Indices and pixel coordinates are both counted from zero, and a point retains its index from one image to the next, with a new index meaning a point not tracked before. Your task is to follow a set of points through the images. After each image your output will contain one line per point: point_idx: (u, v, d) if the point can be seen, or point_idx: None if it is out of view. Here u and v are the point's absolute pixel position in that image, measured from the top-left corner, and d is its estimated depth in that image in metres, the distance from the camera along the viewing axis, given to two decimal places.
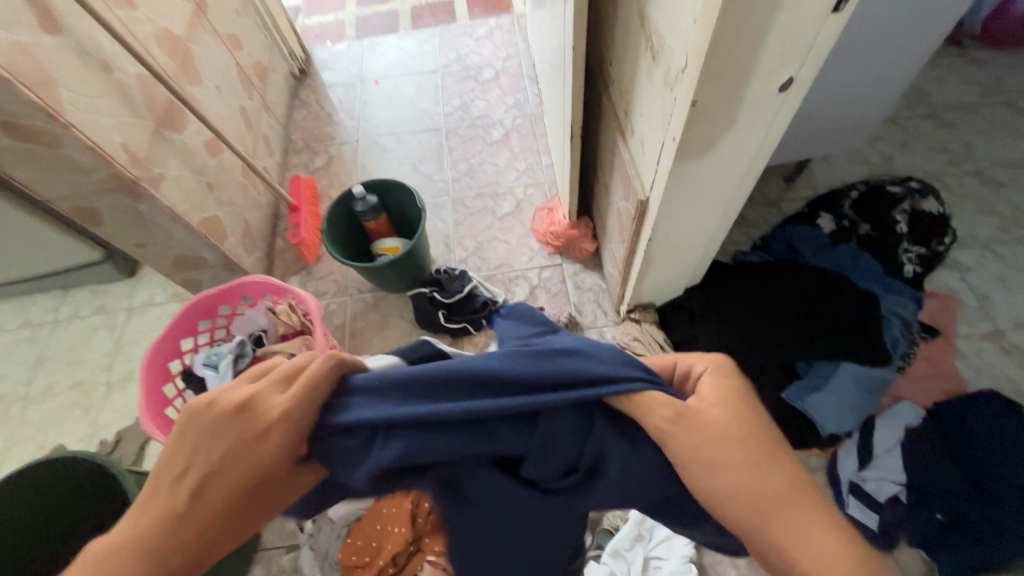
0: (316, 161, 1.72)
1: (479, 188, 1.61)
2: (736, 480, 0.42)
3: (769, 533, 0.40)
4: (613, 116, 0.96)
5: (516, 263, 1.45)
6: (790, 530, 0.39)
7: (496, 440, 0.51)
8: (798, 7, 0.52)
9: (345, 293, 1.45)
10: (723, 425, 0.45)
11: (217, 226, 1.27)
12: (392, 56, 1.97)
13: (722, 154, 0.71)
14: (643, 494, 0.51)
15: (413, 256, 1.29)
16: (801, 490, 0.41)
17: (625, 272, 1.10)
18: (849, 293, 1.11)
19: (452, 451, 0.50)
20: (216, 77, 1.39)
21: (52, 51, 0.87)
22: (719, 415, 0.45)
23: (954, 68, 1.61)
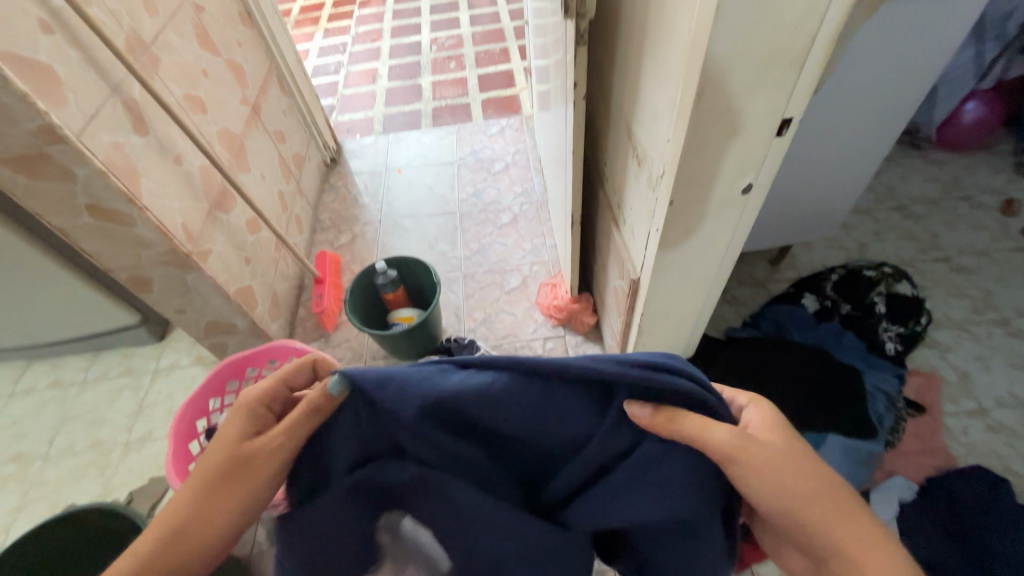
0: (341, 238, 1.88)
1: (488, 265, 1.75)
2: (774, 484, 0.49)
3: (804, 526, 0.48)
4: (608, 207, 1.11)
5: (522, 334, 1.55)
6: (818, 522, 0.47)
7: (562, 403, 0.53)
8: (747, 132, 0.66)
9: (360, 360, 1.54)
10: (769, 442, 0.51)
11: (250, 295, 1.40)
12: (414, 148, 2.22)
13: (700, 242, 0.83)
14: (667, 499, 0.52)
15: (427, 325, 1.40)
16: (831, 494, 0.48)
17: (623, 344, 1.20)
18: (831, 367, 1.18)
19: (524, 400, 0.52)
20: (263, 166, 1.59)
21: (140, 149, 1.05)
22: (773, 439, 0.52)
23: (915, 168, 1.81)
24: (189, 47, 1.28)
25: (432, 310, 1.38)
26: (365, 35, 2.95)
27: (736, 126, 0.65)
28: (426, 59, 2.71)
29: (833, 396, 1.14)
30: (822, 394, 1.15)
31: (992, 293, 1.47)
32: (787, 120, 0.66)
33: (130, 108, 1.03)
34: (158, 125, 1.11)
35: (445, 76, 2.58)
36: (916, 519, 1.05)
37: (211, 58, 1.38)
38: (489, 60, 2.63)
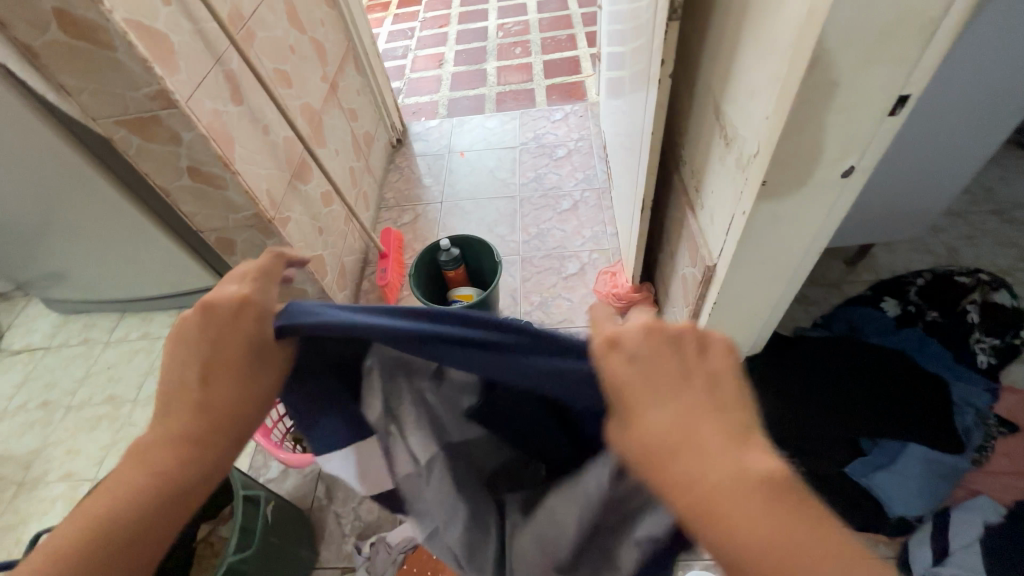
0: (404, 217, 1.93)
1: (547, 250, 1.74)
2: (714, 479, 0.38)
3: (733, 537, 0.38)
4: (683, 192, 1.08)
5: (578, 320, 1.55)
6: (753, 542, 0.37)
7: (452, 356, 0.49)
8: (859, 109, 0.63)
9: None
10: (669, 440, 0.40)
11: (321, 265, 1.46)
12: (477, 132, 2.24)
13: (788, 228, 0.80)
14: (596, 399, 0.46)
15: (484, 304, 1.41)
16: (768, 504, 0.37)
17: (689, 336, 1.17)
18: (915, 375, 1.11)
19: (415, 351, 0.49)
20: (337, 142, 1.65)
21: (236, 117, 1.12)
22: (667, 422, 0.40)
23: (1020, 169, 1.65)
24: (281, 23, 1.35)
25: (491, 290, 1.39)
26: (434, 21, 3.00)
27: (847, 102, 0.62)
28: (492, 45, 2.72)
29: (916, 405, 1.07)
30: (904, 402, 1.08)
31: None
32: (904, 97, 0.62)
33: (229, 78, 1.09)
34: (252, 96, 1.17)
35: (511, 61, 2.59)
36: (1002, 542, 0.96)
37: (298, 35, 1.44)
38: (555, 46, 2.61)
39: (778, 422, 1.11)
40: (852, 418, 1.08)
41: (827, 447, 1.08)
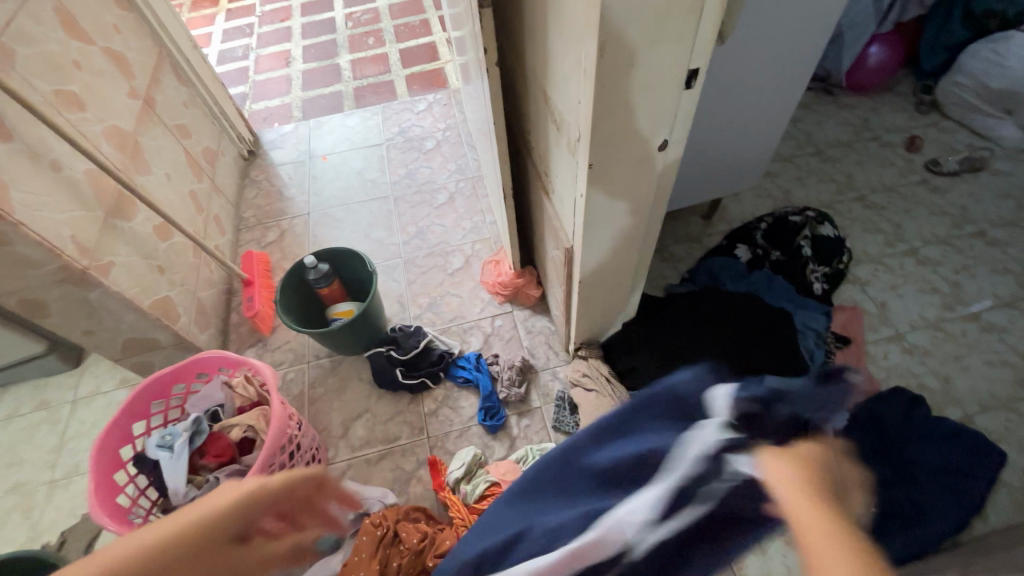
0: (269, 236, 1.77)
1: (428, 248, 1.69)
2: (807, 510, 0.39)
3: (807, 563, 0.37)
4: (537, 177, 1.09)
5: (469, 314, 1.52)
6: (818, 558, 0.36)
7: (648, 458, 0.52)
8: (655, 86, 0.65)
9: (302, 361, 1.46)
10: (809, 492, 0.40)
11: (169, 307, 1.29)
12: (338, 133, 2.10)
13: (625, 201, 0.83)
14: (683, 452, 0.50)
15: (367, 318, 1.35)
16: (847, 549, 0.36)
17: (568, 313, 1.20)
18: (764, 313, 1.22)
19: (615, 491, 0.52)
20: (166, 165, 1.45)
21: (4, 156, 0.93)
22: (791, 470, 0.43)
23: (829, 113, 1.89)
24: (54, 36, 1.14)
25: (371, 305, 1.32)
26: (273, 14, 2.73)
27: (642, 81, 0.64)
28: (342, 37, 2.55)
29: (767, 341, 1.17)
30: (757, 340, 1.17)
31: (901, 226, 1.58)
32: (693, 71, 0.65)
33: None
34: (24, 128, 0.98)
35: (365, 53, 2.44)
36: None
37: (84, 47, 1.22)
38: (409, 33, 2.51)
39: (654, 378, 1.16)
40: (717, 362, 1.14)
41: None
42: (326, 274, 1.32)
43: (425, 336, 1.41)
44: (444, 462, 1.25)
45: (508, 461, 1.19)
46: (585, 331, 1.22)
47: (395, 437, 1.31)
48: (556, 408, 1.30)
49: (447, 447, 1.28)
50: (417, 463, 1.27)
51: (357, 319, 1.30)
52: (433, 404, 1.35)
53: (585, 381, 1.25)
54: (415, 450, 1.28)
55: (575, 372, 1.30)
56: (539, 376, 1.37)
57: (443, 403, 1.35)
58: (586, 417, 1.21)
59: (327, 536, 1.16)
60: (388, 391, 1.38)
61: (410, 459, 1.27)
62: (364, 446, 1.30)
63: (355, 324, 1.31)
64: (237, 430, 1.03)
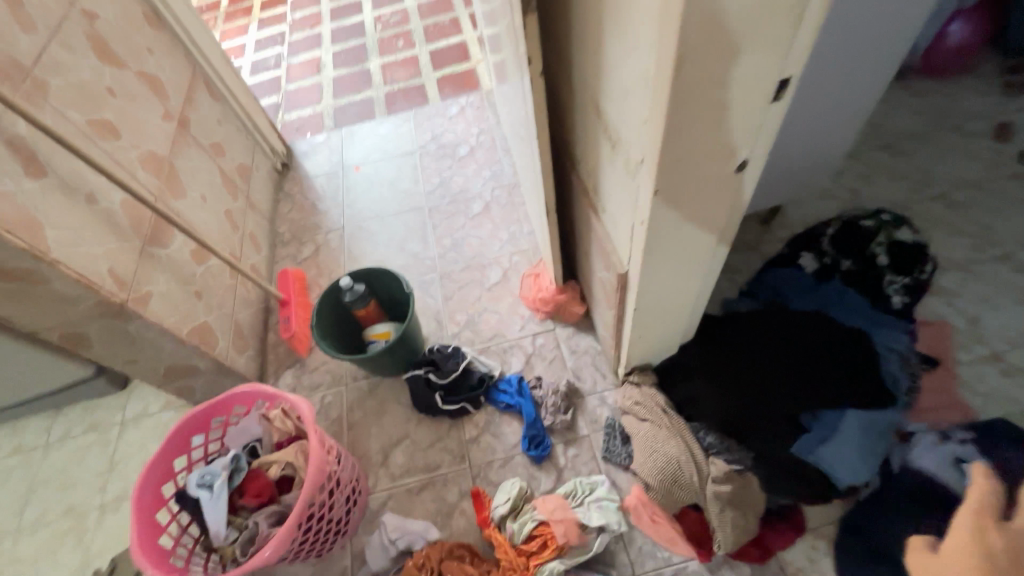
0: (304, 252, 1.75)
1: (465, 262, 1.62)
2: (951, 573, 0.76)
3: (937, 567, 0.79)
4: (584, 194, 1.00)
5: (509, 333, 1.45)
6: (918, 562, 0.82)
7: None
8: (736, 101, 0.55)
9: (340, 382, 1.43)
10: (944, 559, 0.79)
11: (207, 333, 1.27)
12: (370, 142, 2.06)
13: (692, 226, 0.73)
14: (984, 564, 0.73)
15: (404, 341, 1.29)
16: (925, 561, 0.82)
17: (619, 335, 1.11)
18: (839, 334, 1.08)
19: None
20: (202, 186, 1.43)
21: (38, 193, 0.92)
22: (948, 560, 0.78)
23: (900, 100, 1.70)
24: (85, 62, 1.12)
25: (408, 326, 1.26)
26: (303, 21, 2.71)
27: (723, 98, 0.54)
28: (371, 41, 2.51)
29: (844, 367, 1.04)
30: (833, 366, 1.04)
31: (992, 227, 1.40)
32: (785, 80, 0.54)
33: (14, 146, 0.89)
34: (58, 162, 0.97)
35: (394, 57, 2.39)
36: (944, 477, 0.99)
37: (116, 72, 1.21)
38: (438, 33, 2.44)
39: (717, 410, 1.06)
40: (791, 391, 1.02)
41: (771, 425, 1.02)
42: (362, 296, 1.29)
43: (464, 359, 1.34)
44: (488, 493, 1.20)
45: (555, 496, 1.12)
46: (637, 355, 1.13)
47: (435, 466, 1.25)
48: (605, 436, 1.22)
49: (490, 477, 1.22)
50: (460, 494, 1.21)
51: (394, 343, 1.25)
52: (474, 430, 1.29)
53: (637, 410, 1.16)
54: (456, 480, 1.23)
55: (625, 398, 1.21)
56: (585, 401, 1.29)
57: (484, 429, 1.29)
58: (639, 449, 1.12)
59: (369, 572, 1.12)
60: (427, 416, 1.33)
61: (452, 489, 1.22)
62: (404, 476, 1.25)
63: (393, 348, 1.25)
64: (276, 467, 1.00)
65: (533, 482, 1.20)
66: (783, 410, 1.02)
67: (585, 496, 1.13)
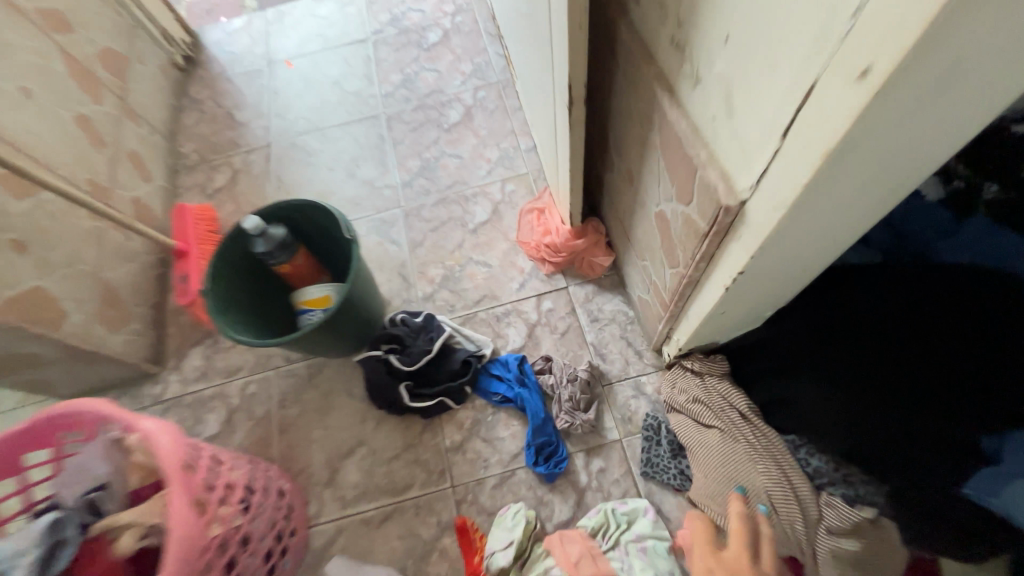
0: (216, 180, 1.26)
1: (440, 192, 1.17)
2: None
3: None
4: (647, 61, 0.55)
5: (503, 293, 1.03)
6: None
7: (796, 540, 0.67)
8: None
9: (268, 366, 1.02)
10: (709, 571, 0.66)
11: (44, 305, 0.83)
12: (306, 26, 1.50)
13: (968, 91, 0.31)
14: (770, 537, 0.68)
15: (348, 306, 0.85)
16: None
17: (685, 303, 0.72)
18: (941, 283, 0.61)
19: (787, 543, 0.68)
20: (22, 74, 0.91)
21: None
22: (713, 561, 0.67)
23: None
24: None
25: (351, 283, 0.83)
26: None
27: None
28: None
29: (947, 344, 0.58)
30: (920, 349, 0.60)
31: None
32: None
33: None
34: None
35: None
36: None
37: None
38: None
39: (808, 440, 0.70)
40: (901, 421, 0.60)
41: (895, 473, 0.61)
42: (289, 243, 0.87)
43: (442, 334, 0.94)
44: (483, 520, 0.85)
45: (583, 538, 0.77)
46: (708, 332, 0.74)
47: (404, 487, 0.89)
48: (643, 445, 0.86)
49: (481, 503, 0.86)
50: (439, 527, 0.86)
51: (333, 309, 0.81)
52: (458, 434, 0.92)
53: (699, 411, 0.80)
54: (433, 508, 0.87)
55: (677, 393, 0.84)
56: (614, 392, 0.91)
57: (471, 432, 0.92)
58: (707, 471, 0.76)
59: None
60: (392, 414, 0.94)
61: (427, 521, 0.86)
62: (360, 502, 0.89)
63: (332, 318, 0.82)
64: (129, 536, 0.60)
65: (542, 510, 0.84)
66: (876, 442, 0.62)
67: (620, 533, 0.79)
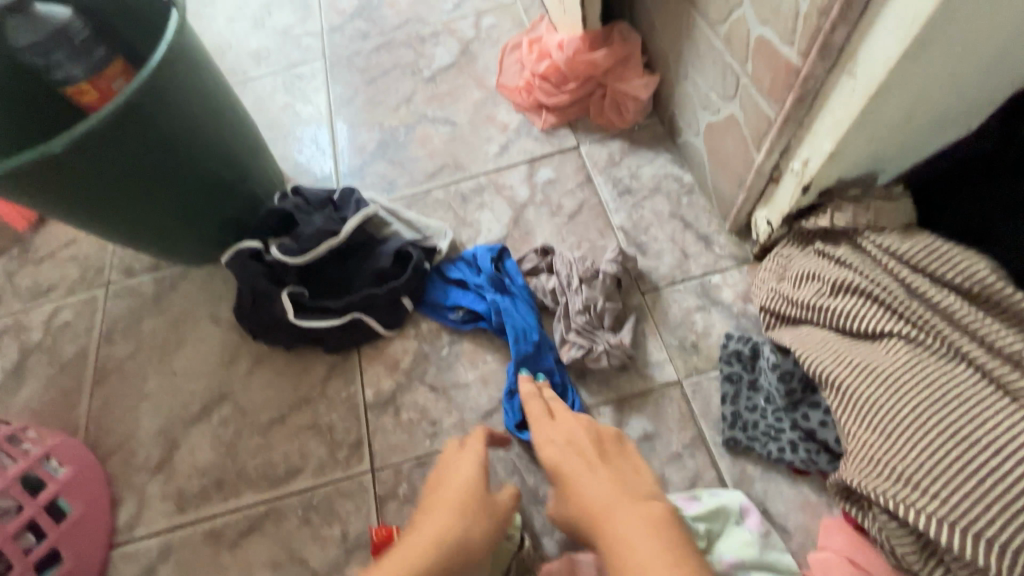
0: None
1: (383, 34, 0.77)
2: (605, 504, 0.33)
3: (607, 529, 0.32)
4: None
5: (472, 161, 0.63)
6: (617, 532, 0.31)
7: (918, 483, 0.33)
8: None
9: (93, 282, 0.63)
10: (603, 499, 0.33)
11: None
12: None
13: None
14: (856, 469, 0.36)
15: (154, 130, 0.46)
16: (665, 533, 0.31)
17: (861, 23, 0.31)
18: None
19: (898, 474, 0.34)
20: None
21: None
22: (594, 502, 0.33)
23: None
24: None
25: (150, 76, 0.44)
26: None
27: None
28: None
29: None
30: None
31: None
32: None
33: None
34: None
35: None
36: None
37: None
38: None
39: None
40: None
41: None
42: (80, 35, 0.48)
43: (362, 211, 0.55)
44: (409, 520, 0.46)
45: None
46: (897, 107, 0.33)
47: (286, 475, 0.49)
48: (724, 393, 0.45)
49: None
50: (342, 548, 0.46)
51: (102, 116, 0.42)
52: (388, 382, 0.52)
53: (853, 305, 0.39)
54: (335, 512, 0.47)
55: (795, 288, 0.43)
56: (662, 302, 0.51)
57: (410, 376, 0.52)
58: (890, 431, 0.35)
59: None
60: (279, 352, 0.55)
61: (324, 536, 0.47)
62: (208, 502, 0.49)
63: (104, 136, 0.43)
64: None
65: (535, 515, 0.45)
66: None
67: None
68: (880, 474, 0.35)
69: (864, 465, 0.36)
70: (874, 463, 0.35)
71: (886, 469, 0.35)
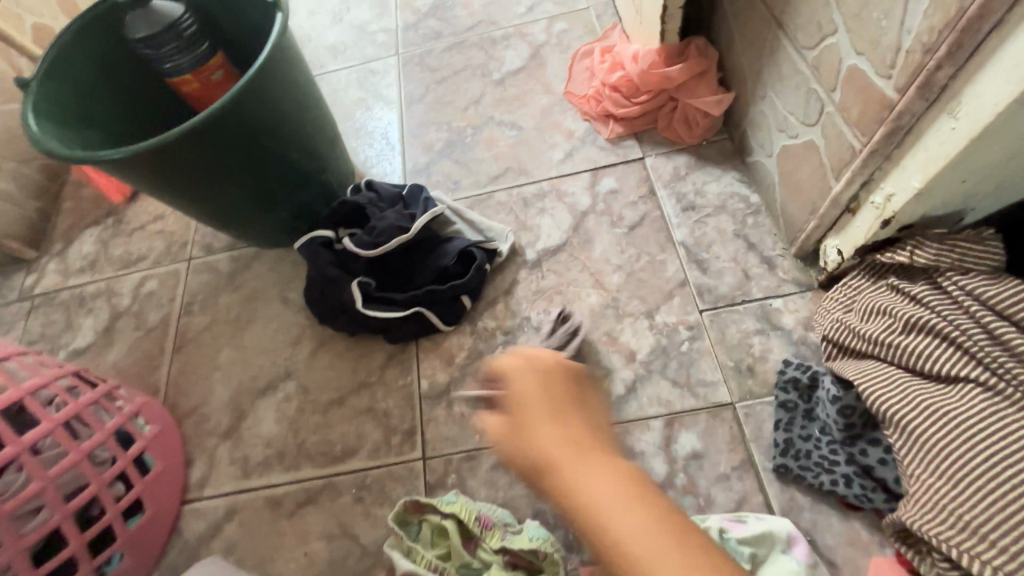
0: None
1: (456, 34, 0.79)
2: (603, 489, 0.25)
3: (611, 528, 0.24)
4: None
5: (536, 165, 0.65)
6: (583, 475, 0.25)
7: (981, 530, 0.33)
8: None
9: (176, 256, 0.68)
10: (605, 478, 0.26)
11: None
12: None
13: None
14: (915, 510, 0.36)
15: (249, 125, 0.49)
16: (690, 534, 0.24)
17: (972, 60, 0.30)
18: None
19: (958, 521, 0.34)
20: None
21: None
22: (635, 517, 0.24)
23: None
24: None
25: (251, 76, 0.48)
26: None
27: None
28: None
29: None
30: None
31: None
32: None
33: None
34: None
35: None
36: None
37: None
38: None
39: None
40: None
41: None
42: (189, 29, 0.52)
43: (429, 209, 0.57)
44: (427, 504, 0.45)
45: None
46: (998, 149, 0.32)
47: (343, 454, 0.52)
48: (778, 420, 0.45)
49: (468, 495, 0.48)
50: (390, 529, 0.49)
51: (208, 111, 0.46)
52: (443, 375, 0.54)
53: (926, 345, 0.38)
54: (387, 495, 0.50)
55: (863, 322, 0.43)
56: (719, 321, 0.51)
57: (464, 371, 0.54)
58: (957, 477, 0.35)
59: None
60: (342, 337, 0.58)
61: (375, 516, 0.49)
62: (271, 471, 0.53)
63: (207, 129, 0.47)
64: None
65: None
66: None
67: None
68: (942, 520, 0.35)
69: (924, 508, 0.36)
70: (935, 509, 0.35)
71: (948, 514, 0.34)
